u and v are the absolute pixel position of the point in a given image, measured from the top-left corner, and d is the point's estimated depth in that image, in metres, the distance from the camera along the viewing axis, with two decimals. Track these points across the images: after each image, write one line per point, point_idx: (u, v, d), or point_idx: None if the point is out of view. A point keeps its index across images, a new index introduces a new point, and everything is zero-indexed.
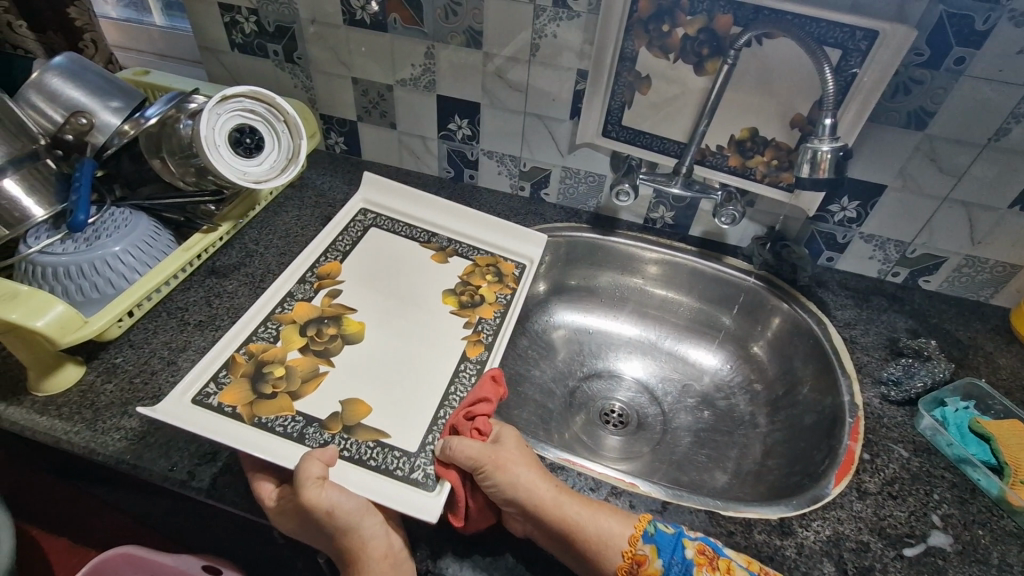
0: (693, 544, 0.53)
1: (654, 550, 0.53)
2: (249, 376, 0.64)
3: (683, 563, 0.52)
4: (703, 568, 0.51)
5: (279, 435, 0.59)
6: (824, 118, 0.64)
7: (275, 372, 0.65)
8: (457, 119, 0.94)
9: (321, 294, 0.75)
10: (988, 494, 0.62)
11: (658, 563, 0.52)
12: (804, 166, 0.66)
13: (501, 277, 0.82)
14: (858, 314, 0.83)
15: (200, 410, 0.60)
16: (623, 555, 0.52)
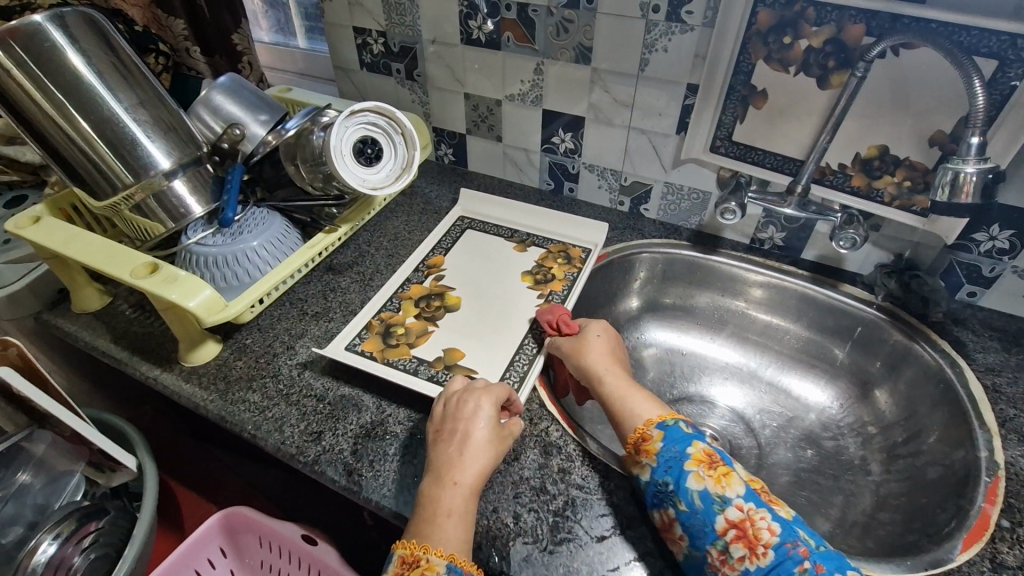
0: (700, 447, 0.56)
1: (661, 436, 0.57)
2: (380, 333, 0.76)
3: (682, 454, 0.55)
4: (699, 464, 0.54)
5: (401, 370, 0.71)
6: (970, 136, 0.57)
7: (398, 330, 0.77)
8: (560, 133, 0.96)
9: (430, 278, 0.86)
10: None
11: (658, 446, 0.57)
12: (942, 189, 0.59)
13: (569, 259, 0.87)
14: (1006, 360, 0.72)
15: (349, 354, 0.73)
16: (636, 428, 0.59)
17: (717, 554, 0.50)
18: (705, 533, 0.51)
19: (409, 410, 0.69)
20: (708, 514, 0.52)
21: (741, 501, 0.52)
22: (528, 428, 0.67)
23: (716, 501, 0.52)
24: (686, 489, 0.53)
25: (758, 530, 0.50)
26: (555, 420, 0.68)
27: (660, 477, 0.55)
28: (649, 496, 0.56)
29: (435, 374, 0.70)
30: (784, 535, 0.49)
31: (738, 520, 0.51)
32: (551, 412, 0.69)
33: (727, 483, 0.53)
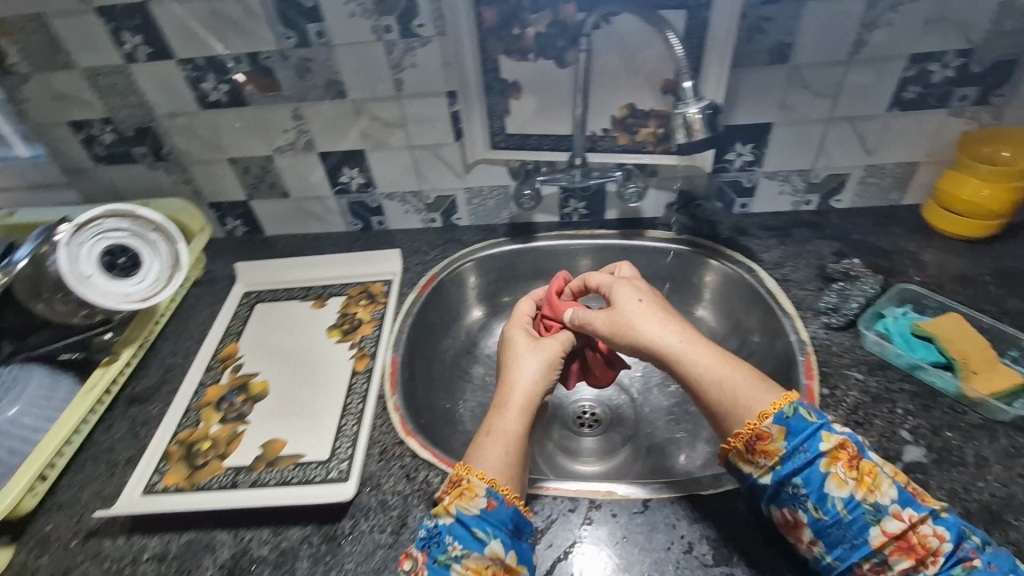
0: (833, 439, 0.49)
1: (782, 432, 0.50)
2: (182, 459, 0.66)
3: (814, 454, 0.49)
4: (837, 464, 0.49)
5: (216, 491, 0.62)
6: (683, 82, 0.65)
7: (203, 445, 0.68)
8: (347, 171, 0.92)
9: (227, 372, 0.77)
10: (948, 394, 0.63)
11: (782, 444, 0.50)
12: (679, 132, 0.67)
13: (372, 297, 0.86)
14: (785, 251, 0.84)
15: (152, 497, 0.63)
16: (749, 424, 0.52)
17: (870, 566, 0.47)
18: (854, 545, 0.47)
19: (272, 525, 0.60)
20: (858, 526, 0.47)
21: (898, 509, 0.47)
22: (407, 486, 0.61)
23: (868, 511, 0.47)
24: (826, 497, 0.48)
25: (925, 538, 0.46)
26: (432, 465, 0.63)
27: (785, 480, 0.50)
28: (770, 497, 0.51)
29: (257, 479, 0.63)
30: (950, 538, 0.46)
31: (900, 531, 0.46)
32: (425, 457, 0.64)
33: (877, 487, 0.48)
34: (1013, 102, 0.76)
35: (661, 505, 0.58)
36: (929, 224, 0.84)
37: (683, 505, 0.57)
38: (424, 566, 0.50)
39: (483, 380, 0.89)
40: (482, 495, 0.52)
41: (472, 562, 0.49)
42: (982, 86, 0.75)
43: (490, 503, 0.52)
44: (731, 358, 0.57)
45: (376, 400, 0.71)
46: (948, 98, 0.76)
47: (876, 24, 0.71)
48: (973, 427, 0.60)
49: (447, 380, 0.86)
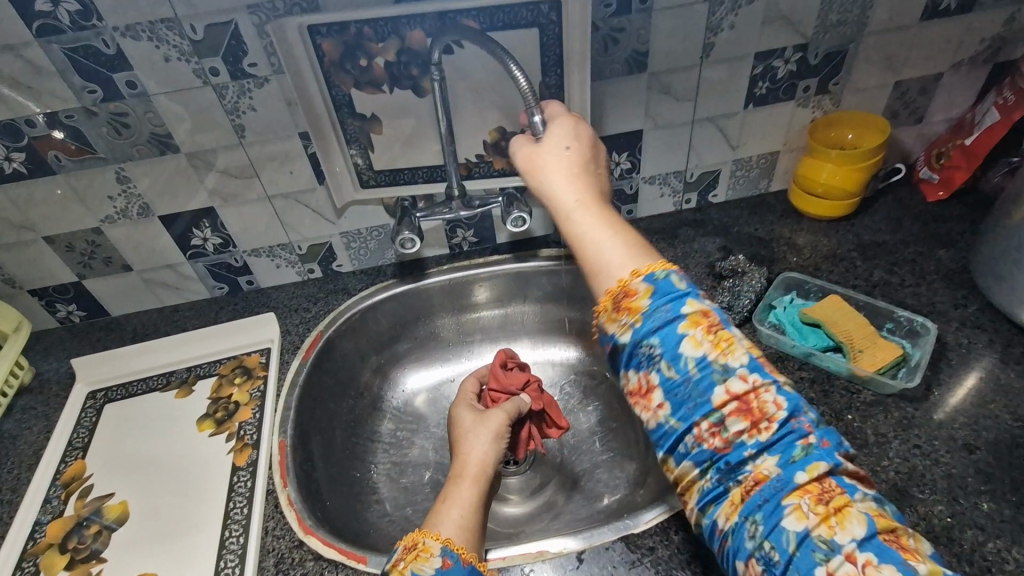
0: (697, 304, 0.44)
1: (649, 291, 0.45)
2: None
3: (675, 314, 0.44)
4: (697, 327, 0.43)
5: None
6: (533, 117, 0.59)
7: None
8: (199, 230, 0.80)
9: (73, 499, 0.63)
10: (841, 375, 0.65)
11: (644, 303, 0.45)
12: None
13: (249, 372, 0.75)
14: (675, 253, 0.84)
15: None
16: (618, 279, 0.47)
17: (708, 427, 0.42)
18: (696, 403, 0.42)
19: None
20: (706, 384, 0.42)
21: (747, 372, 0.42)
22: None
23: (716, 370, 0.42)
24: (678, 356, 0.43)
25: (764, 402, 0.42)
26: (340, 564, 0.55)
27: (643, 338, 0.44)
28: (625, 357, 0.45)
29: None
30: (791, 409, 0.42)
31: (743, 393, 0.42)
32: (331, 556, 0.55)
33: (730, 350, 0.43)
34: (847, 88, 0.82)
35: (595, 554, 0.54)
36: (796, 208, 0.88)
37: (616, 550, 0.55)
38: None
39: (394, 437, 0.82)
40: (436, 554, 0.48)
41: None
42: (819, 76, 0.80)
43: (445, 561, 0.47)
44: (614, 224, 0.51)
45: (264, 498, 0.61)
46: (794, 90, 0.81)
47: (720, 27, 0.72)
48: (868, 405, 0.63)
49: (352, 448, 0.77)
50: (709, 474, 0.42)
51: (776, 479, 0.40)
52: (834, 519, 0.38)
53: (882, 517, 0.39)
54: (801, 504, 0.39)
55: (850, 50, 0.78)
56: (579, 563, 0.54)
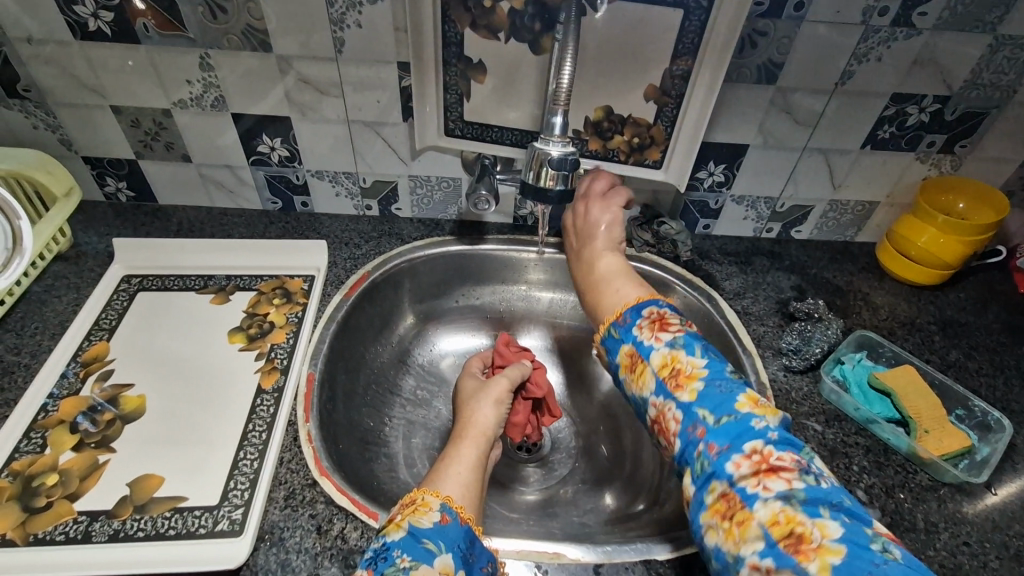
0: (625, 347, 0.54)
1: (626, 306, 0.57)
2: (15, 499, 0.51)
3: (614, 365, 0.56)
4: (624, 371, 0.54)
5: (60, 546, 0.48)
6: (555, 115, 0.55)
7: (47, 481, 0.52)
8: (267, 139, 0.76)
9: (91, 381, 0.61)
10: (899, 451, 0.61)
11: (619, 313, 0.57)
12: (530, 173, 0.56)
13: (289, 295, 0.72)
14: (745, 281, 0.80)
15: None
16: (623, 302, 0.58)
17: (654, 417, 0.51)
18: (648, 428, 0.52)
19: None
20: (641, 413, 0.52)
21: (655, 398, 0.50)
22: (317, 542, 0.50)
23: (638, 402, 0.52)
24: (634, 345, 0.54)
25: (687, 372, 0.49)
26: (350, 514, 0.52)
27: (614, 333, 0.56)
28: (609, 369, 0.57)
29: (119, 530, 0.50)
30: (692, 420, 0.46)
31: (655, 416, 0.50)
32: (343, 504, 0.53)
33: (643, 381, 0.51)
34: (973, 154, 0.76)
35: (614, 571, 0.51)
36: (881, 265, 0.84)
37: (636, 572, 0.51)
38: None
39: (415, 395, 0.80)
40: (435, 510, 0.47)
41: (420, 574, 0.42)
42: (950, 134, 0.74)
43: (443, 517, 0.46)
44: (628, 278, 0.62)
45: (284, 428, 0.58)
46: (918, 142, 0.75)
47: (866, 56, 0.67)
48: (923, 488, 0.58)
49: (373, 395, 0.75)
50: None
51: (702, 455, 0.45)
52: (757, 475, 0.41)
53: (796, 461, 0.41)
54: (715, 501, 0.42)
55: (992, 115, 0.72)
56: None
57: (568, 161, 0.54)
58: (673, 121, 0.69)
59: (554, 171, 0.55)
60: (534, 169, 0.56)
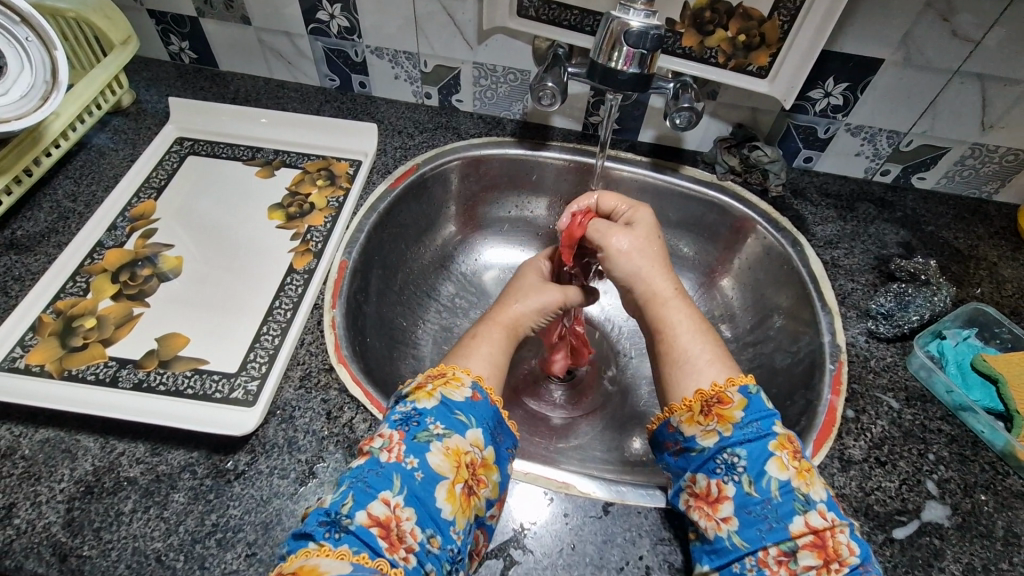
0: (784, 428, 0.44)
1: (742, 404, 0.44)
2: (58, 334, 0.53)
3: (765, 432, 0.43)
4: (784, 450, 0.42)
5: (88, 384, 0.50)
6: None
7: (86, 323, 0.54)
8: (326, 4, 0.70)
9: (136, 235, 0.62)
10: (992, 447, 0.51)
11: (737, 414, 0.44)
12: (604, 52, 0.46)
13: (333, 178, 0.69)
14: (842, 228, 0.68)
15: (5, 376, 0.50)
16: (712, 384, 0.46)
17: (777, 554, 0.40)
18: (772, 528, 0.40)
19: (150, 440, 0.48)
20: (785, 511, 0.40)
21: (826, 509, 0.40)
22: (325, 426, 0.49)
23: (799, 499, 0.40)
24: (764, 474, 0.41)
25: (839, 544, 0.39)
26: (361, 406, 0.51)
27: (728, 446, 0.43)
28: (699, 463, 0.44)
29: (144, 380, 0.51)
30: (864, 557, 0.39)
31: (820, 528, 0.39)
32: (355, 396, 0.51)
33: (812, 483, 0.41)
34: None
35: (624, 513, 0.47)
36: (1021, 232, 0.69)
37: (648, 518, 0.47)
38: (399, 443, 0.42)
39: (452, 301, 0.76)
40: (467, 386, 0.46)
41: (452, 442, 0.42)
42: None
43: (474, 394, 0.46)
44: (719, 351, 0.48)
45: (310, 310, 0.57)
46: None
47: None
48: (1012, 495, 0.49)
49: (409, 294, 0.72)
50: None
51: None
52: None
53: None
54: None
55: None
56: (604, 513, 0.47)
57: (653, 36, 0.43)
58: (792, 16, 0.57)
59: (631, 49, 0.45)
60: (607, 47, 0.46)
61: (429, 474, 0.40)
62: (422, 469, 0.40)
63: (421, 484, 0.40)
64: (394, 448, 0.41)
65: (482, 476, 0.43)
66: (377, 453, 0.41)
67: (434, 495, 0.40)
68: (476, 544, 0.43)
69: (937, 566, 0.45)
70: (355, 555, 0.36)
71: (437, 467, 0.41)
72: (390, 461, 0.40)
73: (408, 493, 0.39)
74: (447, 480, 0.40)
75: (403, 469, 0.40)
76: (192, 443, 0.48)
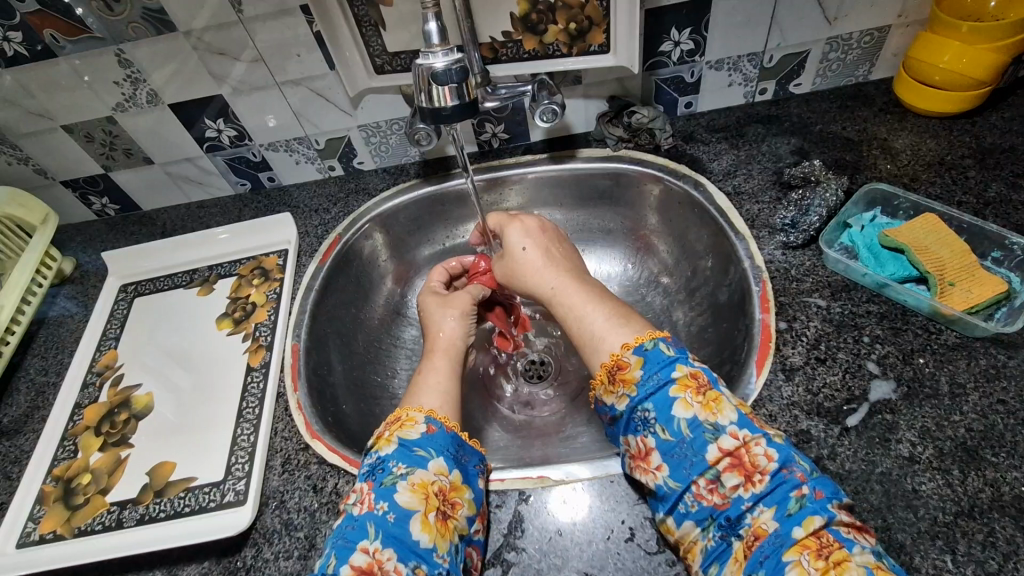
0: (687, 367, 0.47)
1: (639, 363, 0.48)
2: (61, 498, 0.58)
3: (666, 380, 0.46)
4: (686, 390, 0.46)
5: (98, 534, 0.54)
6: (426, 22, 0.48)
7: (83, 480, 0.59)
8: (210, 123, 0.75)
9: (107, 386, 0.66)
10: (921, 312, 0.54)
11: (637, 373, 0.47)
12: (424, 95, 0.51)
13: (267, 273, 0.74)
14: (737, 156, 0.72)
15: (25, 551, 0.55)
16: (612, 354, 0.50)
17: (706, 484, 0.43)
18: (693, 463, 0.43)
19: (164, 565, 0.52)
20: (699, 444, 0.44)
21: (737, 429, 0.43)
22: (314, 500, 0.53)
23: (708, 430, 0.44)
24: (672, 418, 0.45)
25: (754, 456, 0.42)
26: (341, 470, 0.54)
27: (637, 404, 0.47)
28: (624, 426, 0.48)
29: (145, 513, 0.55)
30: (783, 460, 0.42)
31: (734, 449, 0.43)
32: (334, 463, 0.55)
33: (720, 409, 0.44)
34: None
35: (600, 486, 0.50)
36: (903, 102, 0.72)
37: (622, 483, 0.50)
38: (369, 492, 0.45)
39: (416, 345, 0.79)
40: (420, 422, 0.49)
41: (416, 477, 0.45)
42: None
43: (429, 427, 0.49)
44: (617, 314, 0.53)
45: (275, 400, 0.61)
46: None
47: None
48: (949, 349, 0.51)
49: (371, 353, 0.76)
50: (708, 532, 0.42)
51: (772, 534, 0.40)
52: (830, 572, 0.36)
53: (880, 569, 0.36)
54: (799, 561, 0.37)
55: None
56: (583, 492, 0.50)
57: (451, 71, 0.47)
58: None
59: (445, 85, 0.49)
60: (425, 89, 0.50)
61: (400, 513, 0.43)
62: (392, 510, 0.43)
63: (395, 523, 0.43)
64: (365, 499, 0.45)
65: (454, 499, 0.46)
66: (352, 508, 0.45)
67: (409, 530, 0.43)
68: (472, 561, 0.46)
69: (893, 439, 0.48)
70: None
71: (407, 504, 0.44)
72: (363, 512, 0.44)
73: (384, 535, 0.43)
74: (418, 513, 0.44)
75: (375, 516, 0.43)
76: (202, 555, 0.52)
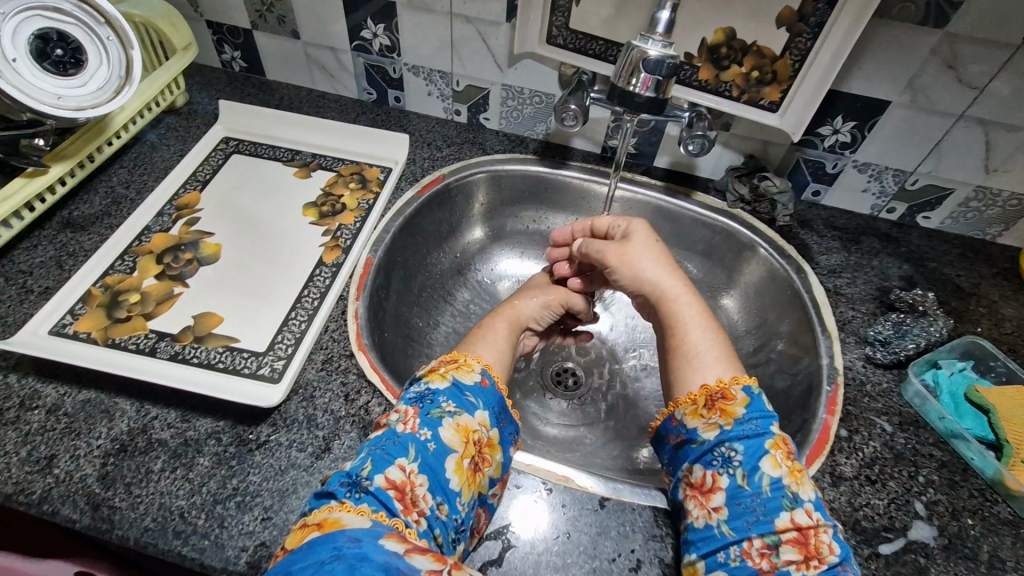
0: (781, 429, 0.46)
1: (745, 402, 0.46)
2: (105, 305, 0.58)
3: (763, 431, 0.45)
4: (778, 449, 0.45)
5: (130, 352, 0.54)
6: (659, 11, 0.51)
7: (131, 298, 0.59)
8: (371, 24, 0.75)
9: (180, 223, 0.67)
10: (982, 475, 0.53)
11: (739, 411, 0.46)
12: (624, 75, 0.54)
13: (365, 183, 0.74)
14: (846, 259, 0.71)
15: (56, 340, 0.55)
16: (719, 380, 0.48)
17: (760, 546, 0.41)
18: (758, 520, 0.42)
19: (181, 408, 0.51)
20: (773, 505, 0.42)
21: (812, 509, 0.42)
22: (343, 407, 0.53)
23: (787, 496, 0.42)
24: (757, 469, 0.43)
25: (820, 542, 0.41)
26: (377, 391, 0.54)
27: (727, 439, 0.45)
28: (697, 454, 0.47)
29: (180, 352, 0.55)
30: (843, 558, 0.40)
31: (805, 526, 0.41)
32: (372, 381, 0.55)
33: (802, 483, 0.43)
34: None
35: (619, 509, 0.49)
36: (1022, 274, 0.71)
37: (642, 515, 0.49)
38: (414, 417, 0.45)
39: (467, 307, 0.79)
40: (476, 371, 0.49)
41: (462, 420, 0.45)
42: None
43: (483, 379, 0.49)
44: (727, 348, 0.51)
45: (336, 299, 0.61)
46: None
47: None
48: (1000, 522, 0.50)
49: (426, 296, 0.75)
50: None
51: None
52: None
53: None
54: None
55: None
56: (600, 508, 0.49)
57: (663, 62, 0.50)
58: (803, 56, 0.61)
59: (649, 74, 0.52)
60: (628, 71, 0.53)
61: (441, 446, 0.43)
62: (434, 441, 0.43)
63: (434, 454, 0.43)
64: (409, 421, 0.44)
65: (486, 455, 0.46)
66: (394, 425, 0.44)
67: (444, 466, 0.42)
68: (478, 522, 0.45)
69: None
70: (374, 512, 0.38)
71: (448, 441, 0.43)
72: (405, 431, 0.43)
73: (422, 461, 0.42)
74: (456, 453, 0.43)
75: (417, 440, 0.43)
76: (220, 414, 0.51)
